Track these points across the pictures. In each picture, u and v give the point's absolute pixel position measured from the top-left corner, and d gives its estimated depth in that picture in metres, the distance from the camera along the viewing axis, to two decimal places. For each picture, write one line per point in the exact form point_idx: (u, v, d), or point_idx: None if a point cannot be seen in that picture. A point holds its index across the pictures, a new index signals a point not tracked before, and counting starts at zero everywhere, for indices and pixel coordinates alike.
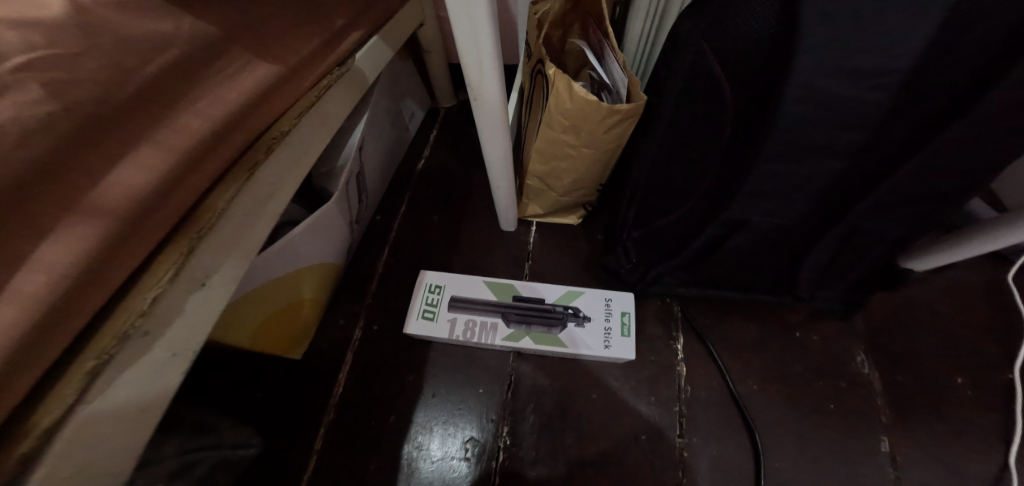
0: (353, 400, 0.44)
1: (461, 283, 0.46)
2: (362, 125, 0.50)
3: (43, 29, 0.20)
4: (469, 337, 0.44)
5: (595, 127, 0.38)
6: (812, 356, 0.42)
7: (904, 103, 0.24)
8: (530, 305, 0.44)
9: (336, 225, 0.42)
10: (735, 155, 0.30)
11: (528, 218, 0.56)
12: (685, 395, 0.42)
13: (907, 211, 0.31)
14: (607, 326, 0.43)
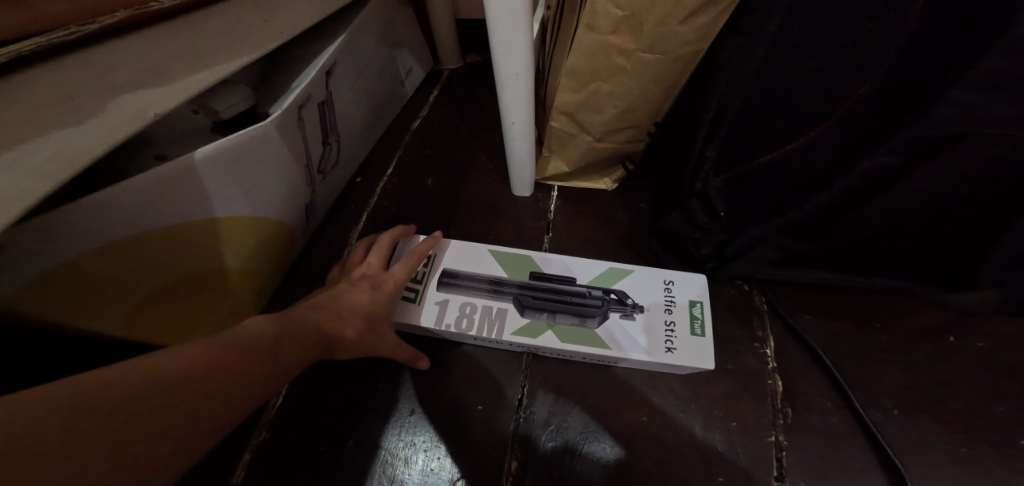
0: (298, 412, 0.31)
1: (461, 253, 0.33)
2: (334, 45, 0.37)
3: None
4: (464, 327, 0.30)
5: (668, 13, 0.24)
6: (975, 371, 0.28)
7: None
8: (556, 286, 0.31)
9: (278, 163, 0.29)
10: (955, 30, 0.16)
11: (549, 181, 0.42)
12: (784, 422, 0.28)
13: None
14: (669, 320, 0.30)
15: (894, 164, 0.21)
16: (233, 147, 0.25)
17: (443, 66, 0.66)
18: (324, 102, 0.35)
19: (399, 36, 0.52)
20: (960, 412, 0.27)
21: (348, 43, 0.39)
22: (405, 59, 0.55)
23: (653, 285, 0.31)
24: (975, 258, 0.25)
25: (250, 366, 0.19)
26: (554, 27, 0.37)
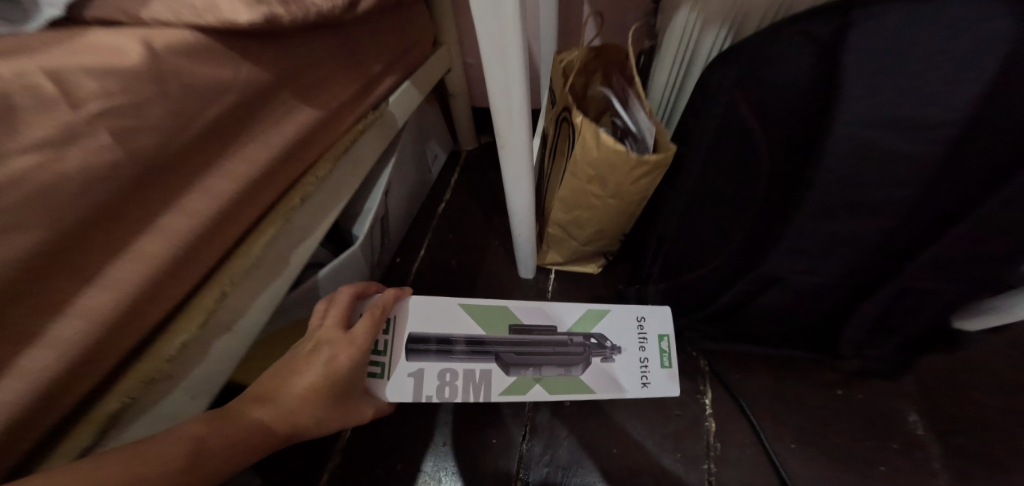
0: (354, 448, 0.42)
1: (426, 312, 0.37)
2: (388, 171, 0.51)
3: (121, 79, 0.20)
4: (446, 396, 0.35)
5: (620, 179, 0.37)
6: (859, 417, 0.40)
7: (955, 167, 0.24)
8: (536, 337, 0.38)
9: (357, 269, 0.43)
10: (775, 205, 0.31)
11: (547, 265, 0.55)
12: (716, 452, 0.39)
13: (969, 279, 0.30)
14: (643, 358, 0.39)
15: None
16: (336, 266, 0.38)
17: (462, 147, 0.81)
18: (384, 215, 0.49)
19: (427, 137, 0.66)
20: (848, 445, 0.38)
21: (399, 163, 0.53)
22: (432, 147, 0.69)
23: (627, 328, 0.41)
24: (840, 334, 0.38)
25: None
26: (549, 160, 0.50)
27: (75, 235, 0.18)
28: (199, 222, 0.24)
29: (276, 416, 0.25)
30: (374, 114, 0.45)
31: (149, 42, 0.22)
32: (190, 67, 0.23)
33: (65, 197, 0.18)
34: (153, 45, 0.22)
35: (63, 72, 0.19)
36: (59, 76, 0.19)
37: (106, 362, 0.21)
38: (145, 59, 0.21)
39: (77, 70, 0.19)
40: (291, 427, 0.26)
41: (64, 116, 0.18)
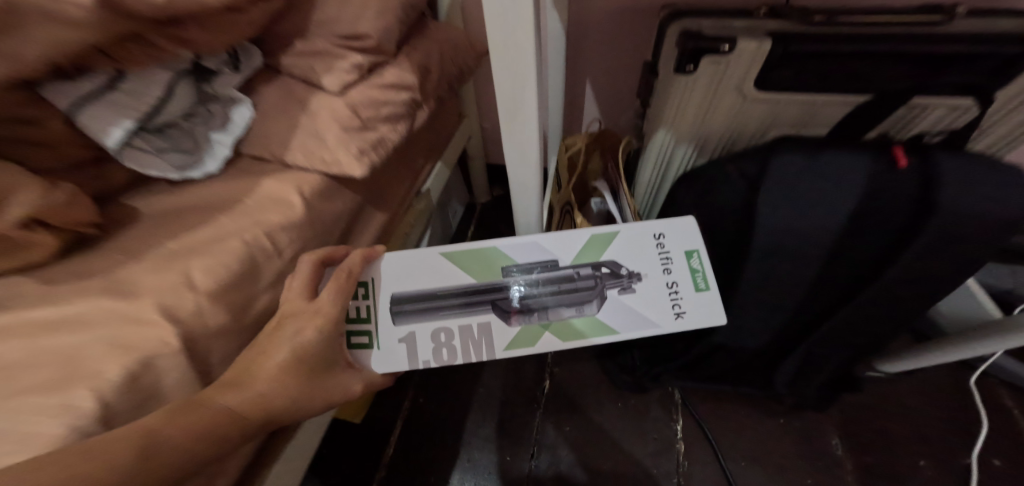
0: (413, 458, 0.66)
1: (398, 270, 0.36)
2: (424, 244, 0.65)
3: (293, 229, 0.34)
4: (452, 358, 0.36)
5: None
6: (790, 437, 0.61)
7: (829, 270, 0.42)
8: (539, 274, 0.37)
9: None
10: (716, 291, 0.49)
11: None
12: (683, 467, 0.61)
13: (848, 348, 0.49)
14: (670, 282, 0.38)
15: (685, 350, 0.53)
16: None
17: (477, 200, 0.94)
18: None
19: (450, 199, 0.80)
20: (785, 460, 0.59)
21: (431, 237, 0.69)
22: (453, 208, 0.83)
23: (645, 254, 0.38)
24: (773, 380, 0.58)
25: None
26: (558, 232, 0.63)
27: None
28: None
29: (242, 403, 0.26)
30: (418, 203, 0.59)
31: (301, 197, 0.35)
32: (321, 212, 0.37)
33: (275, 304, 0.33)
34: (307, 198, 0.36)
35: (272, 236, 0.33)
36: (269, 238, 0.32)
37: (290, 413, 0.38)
38: (301, 212, 0.35)
39: (277, 229, 0.33)
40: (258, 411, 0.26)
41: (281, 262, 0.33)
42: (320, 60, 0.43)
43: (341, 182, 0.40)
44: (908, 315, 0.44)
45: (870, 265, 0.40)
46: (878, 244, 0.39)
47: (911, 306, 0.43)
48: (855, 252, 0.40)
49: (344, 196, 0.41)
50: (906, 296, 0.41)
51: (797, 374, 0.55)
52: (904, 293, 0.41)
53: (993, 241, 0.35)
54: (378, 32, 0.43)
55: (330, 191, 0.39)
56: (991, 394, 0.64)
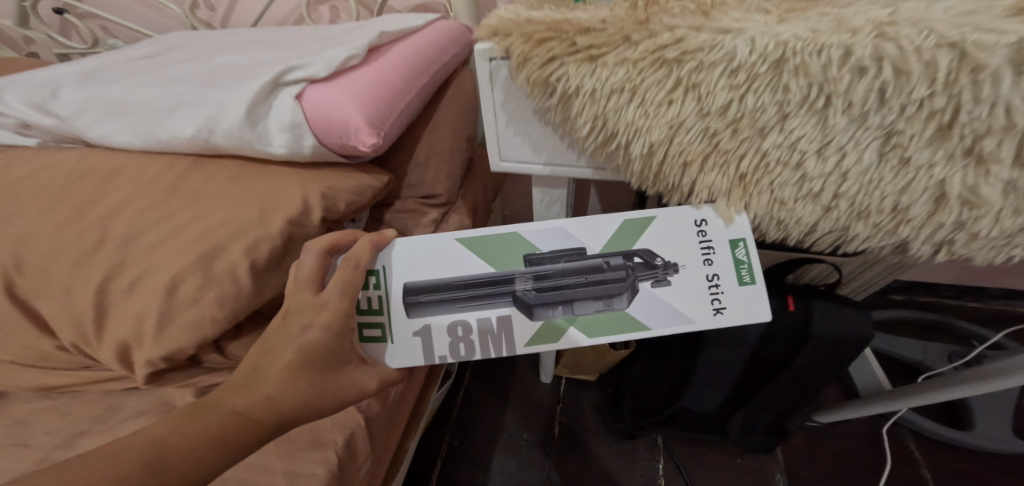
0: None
1: (411, 259, 0.44)
2: None
3: None
4: (470, 350, 0.44)
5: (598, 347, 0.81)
6: (743, 473, 0.84)
7: (752, 366, 0.67)
8: (563, 265, 0.44)
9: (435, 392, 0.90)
10: (677, 374, 0.73)
11: (560, 373, 0.98)
12: None
13: (771, 410, 0.74)
14: (713, 274, 0.43)
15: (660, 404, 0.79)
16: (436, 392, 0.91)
17: None
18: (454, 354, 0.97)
19: None
20: None
21: None
22: None
23: (683, 245, 0.43)
24: (728, 430, 0.81)
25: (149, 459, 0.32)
26: None
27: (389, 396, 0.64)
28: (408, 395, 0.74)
29: (247, 407, 0.38)
30: None
31: None
32: None
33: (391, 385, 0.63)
34: None
35: None
36: None
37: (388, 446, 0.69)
38: None
39: None
40: (260, 409, 0.38)
41: None
42: (409, 214, 0.69)
43: None
44: (802, 391, 0.69)
45: (777, 364, 0.65)
46: (779, 355, 0.64)
47: (802, 387, 0.68)
48: (766, 357, 0.65)
49: None
50: (797, 382, 0.67)
51: (744, 426, 0.79)
52: (796, 380, 0.67)
53: (841, 360, 0.61)
54: (446, 191, 0.69)
55: None
56: (897, 438, 0.86)
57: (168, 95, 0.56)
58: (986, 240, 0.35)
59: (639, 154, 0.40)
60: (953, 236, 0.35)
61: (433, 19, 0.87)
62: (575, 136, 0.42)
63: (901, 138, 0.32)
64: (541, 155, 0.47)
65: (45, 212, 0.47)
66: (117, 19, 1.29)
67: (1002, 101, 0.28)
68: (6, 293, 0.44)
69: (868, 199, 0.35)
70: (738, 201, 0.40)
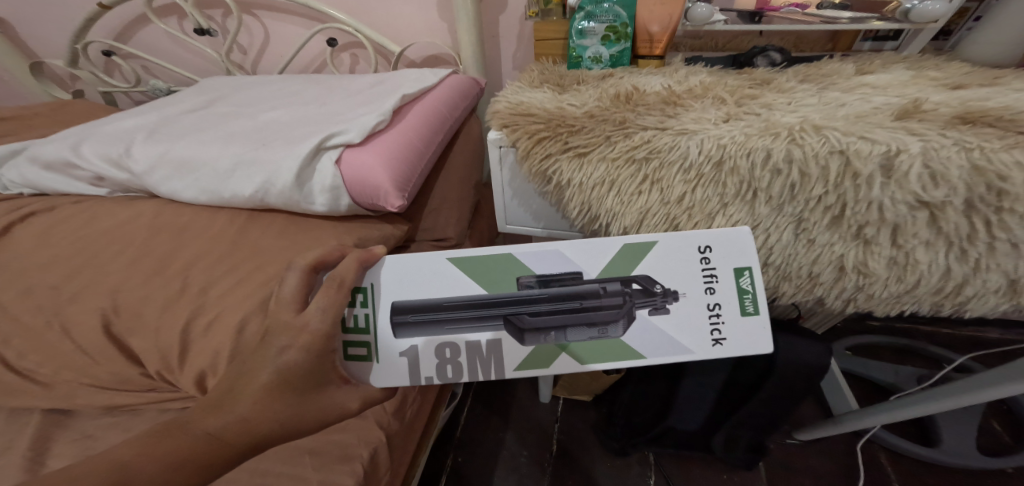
0: None
1: (398, 280, 0.49)
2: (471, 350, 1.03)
3: None
4: (454, 372, 0.48)
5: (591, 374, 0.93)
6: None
7: (728, 391, 0.77)
8: (555, 291, 0.46)
9: (443, 412, 0.99)
10: (663, 397, 0.83)
11: (559, 394, 1.09)
12: None
13: (747, 430, 0.84)
14: (715, 306, 0.44)
15: (648, 424, 0.89)
16: (445, 412, 1.01)
17: None
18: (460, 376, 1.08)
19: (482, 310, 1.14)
20: None
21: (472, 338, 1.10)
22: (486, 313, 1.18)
23: (685, 274, 0.44)
24: (712, 448, 0.90)
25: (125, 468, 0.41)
26: None
27: (404, 417, 0.74)
28: (421, 415, 0.84)
29: (219, 427, 0.45)
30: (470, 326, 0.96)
31: None
32: None
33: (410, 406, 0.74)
34: None
35: None
36: None
37: (403, 463, 0.79)
38: None
39: None
40: (231, 429, 0.45)
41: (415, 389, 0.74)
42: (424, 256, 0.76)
43: None
44: (773, 414, 0.79)
45: (749, 390, 0.76)
46: (750, 382, 0.75)
47: (771, 410, 0.78)
48: (739, 384, 0.75)
49: None
50: (767, 404, 0.77)
51: (726, 444, 0.88)
52: (767, 404, 0.77)
53: (804, 386, 0.72)
54: (455, 234, 0.79)
55: None
56: (870, 456, 0.94)
57: (228, 157, 0.68)
58: (884, 300, 0.43)
59: (615, 233, 0.50)
60: (859, 297, 0.44)
61: (446, 74, 0.99)
62: (567, 214, 0.53)
63: (807, 224, 0.41)
64: (541, 222, 0.58)
65: (134, 269, 0.60)
66: (158, 60, 1.42)
67: (878, 201, 0.37)
68: (106, 333, 0.56)
69: (790, 270, 0.44)
70: None
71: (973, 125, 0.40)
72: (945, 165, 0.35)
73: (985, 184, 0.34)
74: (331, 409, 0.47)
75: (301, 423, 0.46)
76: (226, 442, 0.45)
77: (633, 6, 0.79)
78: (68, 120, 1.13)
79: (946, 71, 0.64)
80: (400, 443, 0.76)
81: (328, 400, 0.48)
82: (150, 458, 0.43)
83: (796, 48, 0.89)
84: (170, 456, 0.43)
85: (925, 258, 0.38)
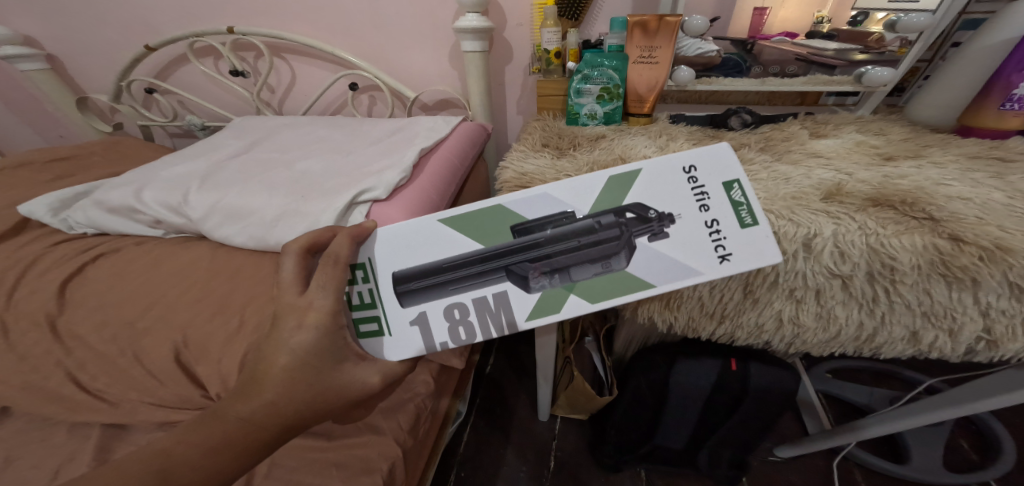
0: None
1: (388, 253, 0.60)
2: (473, 371, 1.16)
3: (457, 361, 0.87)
4: (462, 335, 0.59)
5: (586, 398, 1.03)
6: None
7: (710, 409, 0.89)
8: (557, 231, 0.56)
9: (448, 430, 1.08)
10: (651, 416, 0.94)
11: (556, 413, 1.20)
12: None
13: (726, 443, 0.95)
14: (711, 223, 0.53)
15: (640, 440, 1.00)
16: (452, 429, 1.11)
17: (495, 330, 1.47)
18: (464, 396, 1.17)
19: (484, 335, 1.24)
20: None
21: (475, 360, 1.21)
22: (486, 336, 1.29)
23: (676, 199, 0.55)
24: (697, 462, 1.01)
25: (177, 454, 0.54)
26: (561, 368, 1.12)
27: (419, 432, 0.85)
28: (432, 432, 0.95)
29: (248, 414, 0.56)
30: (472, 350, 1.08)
31: (459, 359, 0.87)
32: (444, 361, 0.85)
33: (423, 419, 0.85)
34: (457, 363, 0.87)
35: (448, 357, 0.85)
36: (448, 359, 0.85)
37: (417, 472, 0.89)
38: (461, 363, 0.87)
39: (451, 357, 0.86)
40: (257, 415, 0.56)
41: (428, 405, 0.85)
42: None
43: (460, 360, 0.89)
44: (748, 428, 0.91)
45: (729, 407, 0.88)
46: (728, 400, 0.86)
47: (745, 424, 0.90)
48: (718, 402, 0.87)
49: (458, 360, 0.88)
50: (741, 419, 0.89)
51: (710, 456, 0.99)
52: (743, 417, 0.89)
53: (775, 403, 0.84)
54: None
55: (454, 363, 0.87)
56: (845, 470, 1.03)
57: (274, 208, 0.81)
58: (818, 343, 0.60)
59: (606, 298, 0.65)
60: (799, 341, 0.60)
61: (458, 122, 1.11)
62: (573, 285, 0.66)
63: (753, 287, 0.56)
64: None
65: (199, 308, 0.74)
66: (194, 97, 1.55)
67: (802, 272, 0.53)
68: (179, 363, 0.70)
69: (744, 319, 0.60)
70: (672, 318, 0.63)
71: (880, 206, 0.53)
72: (849, 247, 0.50)
73: (879, 261, 0.50)
74: (351, 386, 0.58)
75: (325, 401, 0.58)
76: (256, 423, 0.56)
77: (624, 69, 0.90)
78: (118, 158, 1.26)
79: (887, 137, 0.74)
80: (415, 457, 0.86)
81: (347, 377, 0.59)
82: (194, 452, 0.54)
83: (769, 101, 1.02)
84: (209, 442, 0.55)
85: (842, 314, 0.54)
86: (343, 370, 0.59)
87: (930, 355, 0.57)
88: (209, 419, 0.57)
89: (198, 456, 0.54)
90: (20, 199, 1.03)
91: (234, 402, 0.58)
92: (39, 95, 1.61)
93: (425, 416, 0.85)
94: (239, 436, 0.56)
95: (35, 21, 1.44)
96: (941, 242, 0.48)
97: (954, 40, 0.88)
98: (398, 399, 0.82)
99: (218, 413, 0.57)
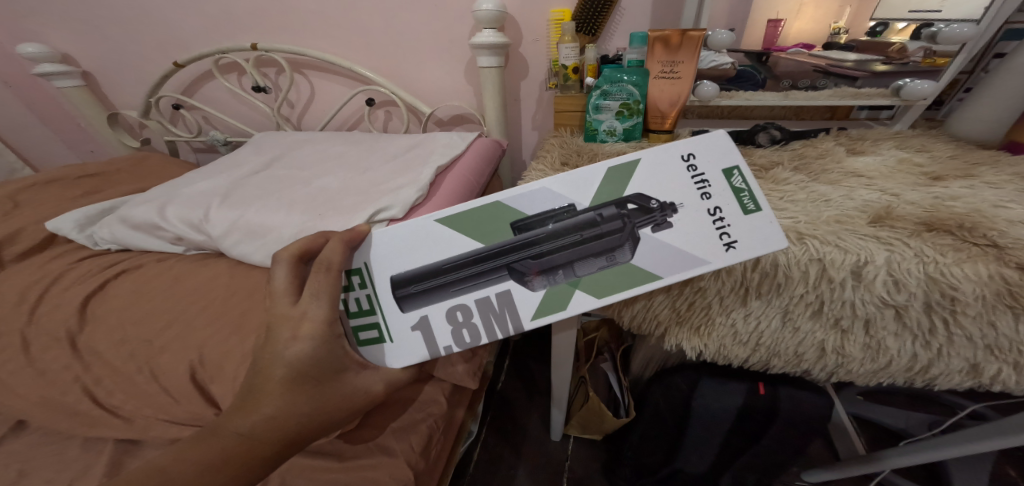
0: None
1: (383, 256, 0.58)
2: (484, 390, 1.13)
3: (469, 378, 0.84)
4: (467, 337, 0.57)
5: (602, 418, 0.99)
6: None
7: (736, 433, 0.84)
8: (557, 223, 0.54)
9: (460, 450, 1.05)
10: (671, 439, 0.90)
11: (570, 432, 1.16)
12: None
13: (752, 468, 0.90)
14: (714, 210, 0.51)
15: (659, 463, 0.95)
16: (464, 448, 1.08)
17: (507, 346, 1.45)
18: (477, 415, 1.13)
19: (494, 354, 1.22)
20: None
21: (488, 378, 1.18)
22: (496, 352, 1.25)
23: (679, 190, 0.52)
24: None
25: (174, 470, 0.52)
26: (576, 386, 1.08)
27: (430, 451, 0.82)
28: (444, 452, 0.92)
29: (245, 428, 0.54)
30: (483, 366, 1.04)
31: (469, 375, 0.85)
32: (455, 376, 0.82)
33: (433, 438, 0.81)
34: (468, 380, 0.84)
35: (459, 372, 0.83)
36: (458, 375, 0.82)
37: None
38: (472, 380, 0.85)
39: (462, 373, 0.83)
40: (255, 428, 0.54)
41: (439, 422, 0.82)
42: None
43: (472, 377, 0.86)
44: (776, 453, 0.86)
45: (755, 432, 0.82)
46: (755, 423, 0.81)
47: (773, 449, 0.85)
48: (745, 425, 0.82)
49: (470, 377, 0.85)
50: (768, 444, 0.84)
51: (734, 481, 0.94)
52: (771, 442, 0.83)
53: (807, 427, 0.78)
54: None
55: (467, 381, 0.84)
56: None
57: (292, 224, 0.81)
58: (864, 374, 0.55)
59: (628, 317, 0.62)
60: (842, 371, 0.56)
61: (474, 139, 1.11)
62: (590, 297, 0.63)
63: (794, 316, 0.53)
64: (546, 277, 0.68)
65: (214, 324, 0.74)
66: (217, 112, 1.59)
67: (850, 300, 0.50)
68: (194, 379, 0.69)
69: (782, 349, 0.57)
70: (705, 346, 0.60)
71: (936, 232, 0.49)
72: (904, 276, 0.47)
73: (939, 291, 0.46)
74: (353, 399, 0.57)
75: (327, 413, 0.56)
76: (253, 437, 0.54)
77: (644, 85, 0.88)
78: (144, 175, 1.29)
79: (931, 154, 0.70)
80: (427, 476, 0.83)
81: (349, 388, 0.57)
82: (190, 468, 0.52)
83: (796, 116, 0.99)
84: (204, 458, 0.53)
85: (893, 345, 0.51)
86: (345, 380, 0.57)
87: (991, 387, 0.52)
88: (207, 435, 0.55)
89: (193, 473, 0.52)
90: (49, 214, 1.06)
91: (231, 416, 0.56)
92: (73, 111, 1.66)
93: (436, 432, 0.82)
94: (237, 452, 0.54)
95: (69, 40, 1.49)
96: (1009, 272, 0.44)
97: (997, 51, 0.84)
98: (408, 415, 0.79)
99: (215, 430, 0.55)
